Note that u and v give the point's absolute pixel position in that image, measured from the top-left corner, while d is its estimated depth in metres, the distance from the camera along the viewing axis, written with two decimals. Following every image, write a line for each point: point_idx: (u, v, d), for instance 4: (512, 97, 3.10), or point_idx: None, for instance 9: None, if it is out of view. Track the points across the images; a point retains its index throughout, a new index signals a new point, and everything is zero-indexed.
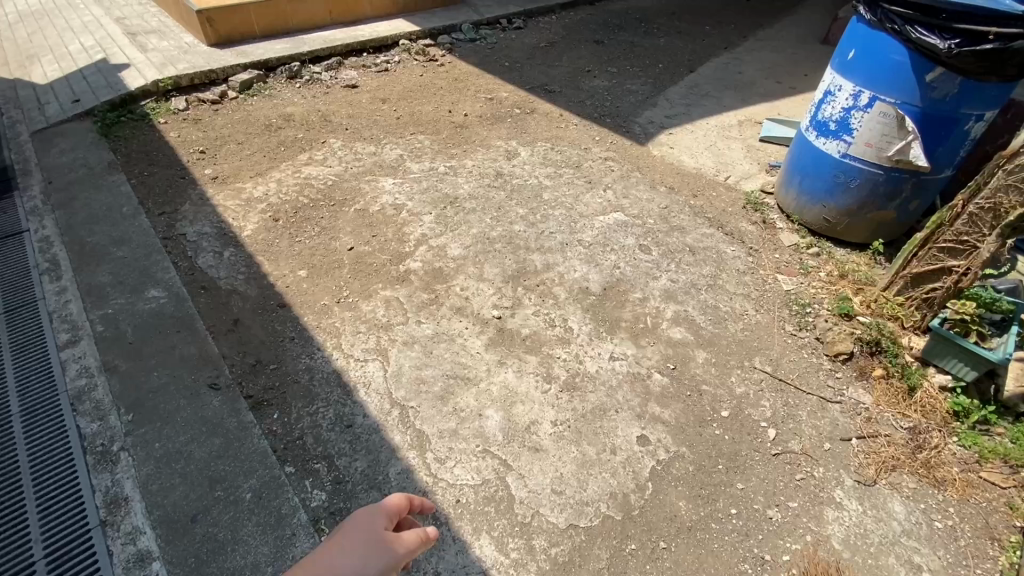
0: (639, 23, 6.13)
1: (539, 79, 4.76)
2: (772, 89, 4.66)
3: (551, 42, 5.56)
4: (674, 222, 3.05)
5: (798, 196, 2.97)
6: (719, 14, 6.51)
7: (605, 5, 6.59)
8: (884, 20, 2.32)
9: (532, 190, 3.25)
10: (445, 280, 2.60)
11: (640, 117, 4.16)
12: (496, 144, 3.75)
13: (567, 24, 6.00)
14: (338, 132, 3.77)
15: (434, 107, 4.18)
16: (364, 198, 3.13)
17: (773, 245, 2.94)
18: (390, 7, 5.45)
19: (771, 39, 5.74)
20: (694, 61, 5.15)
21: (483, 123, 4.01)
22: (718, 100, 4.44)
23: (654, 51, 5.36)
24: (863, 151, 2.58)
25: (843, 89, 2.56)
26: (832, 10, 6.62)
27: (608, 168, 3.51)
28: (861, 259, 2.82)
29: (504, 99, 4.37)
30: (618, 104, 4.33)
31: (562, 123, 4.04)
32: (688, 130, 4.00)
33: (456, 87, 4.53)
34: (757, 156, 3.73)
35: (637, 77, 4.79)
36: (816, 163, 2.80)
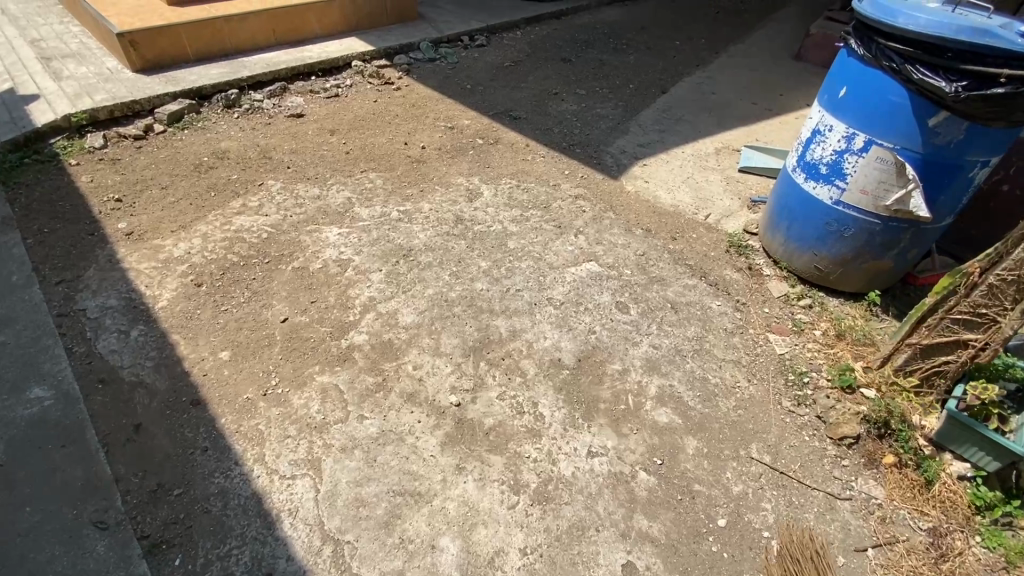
0: (607, 39, 5.88)
1: (504, 103, 4.43)
2: (747, 111, 4.45)
3: (517, 61, 5.26)
4: (652, 273, 2.77)
5: (786, 241, 2.72)
6: (688, 28, 6.33)
7: (571, 21, 6.34)
8: (881, 57, 2.07)
9: (496, 237, 2.93)
10: (394, 356, 2.23)
11: (612, 147, 3.89)
12: (456, 181, 3.41)
13: (532, 41, 5.72)
14: (279, 172, 3.37)
15: (388, 139, 3.81)
16: (304, 253, 2.75)
17: (761, 296, 2.68)
18: (341, 24, 5.07)
19: (742, 55, 5.56)
20: (666, 81, 4.92)
21: (442, 156, 3.67)
22: (693, 125, 4.19)
23: (624, 71, 5.11)
24: (858, 199, 2.34)
25: (835, 131, 2.33)
26: (800, 24, 6.52)
27: (579, 208, 3.22)
28: (857, 313, 2.58)
29: (466, 128, 4.04)
30: (588, 133, 4.05)
31: (529, 155, 3.74)
32: (662, 161, 3.74)
33: (413, 114, 4.18)
34: (737, 190, 3.48)
35: (606, 100, 4.52)
36: (804, 208, 2.57)
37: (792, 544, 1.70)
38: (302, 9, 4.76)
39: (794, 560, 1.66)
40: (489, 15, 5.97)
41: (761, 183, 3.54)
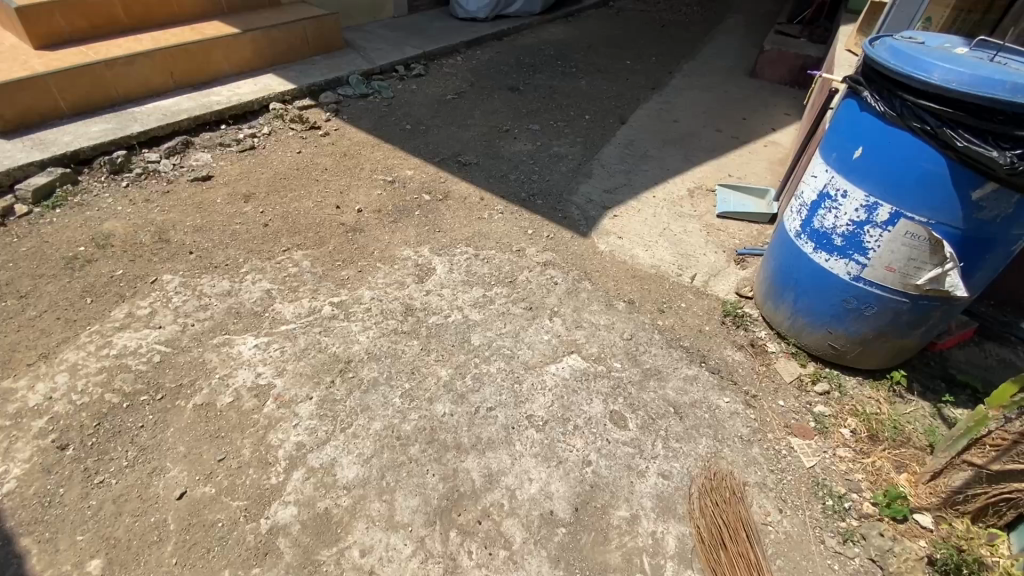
0: (555, 61, 5.49)
1: (450, 147, 3.93)
2: (713, 140, 4.13)
3: (461, 93, 4.77)
4: (646, 363, 2.33)
5: (793, 314, 2.36)
6: (637, 44, 6.02)
7: (514, 41, 5.92)
8: (910, 117, 1.72)
9: (456, 329, 2.40)
10: (336, 538, 1.68)
11: (577, 195, 3.46)
12: (401, 254, 2.85)
13: (475, 68, 5.25)
14: (178, 259, 2.72)
15: (317, 202, 3.22)
16: (211, 380, 2.15)
17: (773, 384, 2.30)
18: (254, 58, 4.42)
19: (698, 73, 5.28)
20: (623, 109, 4.55)
21: (383, 220, 3.11)
22: (660, 162, 3.82)
23: (578, 100, 4.73)
24: (883, 276, 1.98)
25: (850, 198, 1.97)
26: (747, 35, 6.35)
27: (550, 279, 2.75)
28: (881, 399, 2.25)
29: (409, 181, 3.50)
30: (548, 179, 3.62)
31: (483, 213, 3.26)
32: (634, 209, 3.34)
33: (345, 166, 3.60)
34: (720, 241, 3.11)
35: (563, 137, 4.12)
36: (815, 280, 2.20)
37: (713, 489, 1.87)
38: (205, 46, 4.08)
39: (712, 503, 1.83)
40: (425, 41, 5.45)
41: (744, 230, 3.19)
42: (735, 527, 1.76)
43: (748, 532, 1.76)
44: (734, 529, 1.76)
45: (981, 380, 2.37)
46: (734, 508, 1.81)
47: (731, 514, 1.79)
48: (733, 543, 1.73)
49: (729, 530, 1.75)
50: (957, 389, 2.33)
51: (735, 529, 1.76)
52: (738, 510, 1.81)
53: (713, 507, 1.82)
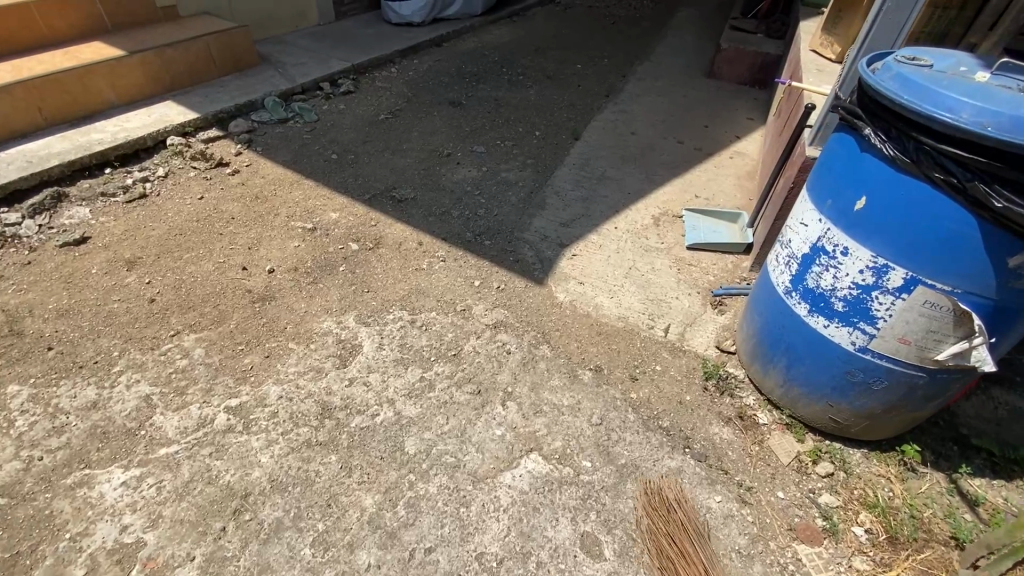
0: (501, 68, 5.04)
1: (383, 180, 3.44)
2: (675, 153, 3.77)
3: (395, 112, 4.27)
4: (621, 457, 1.93)
5: (786, 382, 2.00)
6: (587, 44, 5.62)
7: (455, 47, 5.43)
8: (932, 166, 1.37)
9: (385, 433, 1.93)
10: None
11: (529, 231, 3.04)
12: (320, 328, 2.36)
13: (412, 81, 4.75)
14: (32, 360, 2.16)
15: (219, 264, 2.69)
16: (59, 543, 1.64)
17: (770, 470, 1.94)
18: (148, 83, 3.80)
19: (654, 75, 4.92)
20: (575, 122, 4.15)
21: (299, 283, 2.60)
22: (620, 185, 3.43)
23: (526, 114, 4.29)
24: (896, 348, 1.63)
25: (853, 257, 1.61)
26: (701, 30, 6.05)
27: (501, 347, 2.31)
28: (892, 476, 1.93)
29: (333, 226, 3.00)
30: (496, 214, 3.18)
31: (422, 261, 2.80)
32: (595, 246, 2.94)
33: (256, 212, 3.06)
34: (692, 280, 2.75)
35: (511, 161, 3.69)
36: (812, 347, 1.84)
37: (657, 501, 1.80)
38: (81, 73, 3.45)
39: (656, 510, 1.77)
40: (354, 52, 4.90)
41: (717, 265, 2.84)
42: (683, 540, 1.69)
43: (691, 532, 1.72)
44: (677, 532, 1.72)
45: (996, 441, 2.06)
46: (680, 520, 1.74)
47: (672, 515, 1.76)
48: (674, 544, 1.69)
49: (671, 533, 1.71)
50: (971, 453, 2.03)
51: (683, 541, 1.69)
52: (684, 522, 1.73)
53: (657, 512, 1.77)
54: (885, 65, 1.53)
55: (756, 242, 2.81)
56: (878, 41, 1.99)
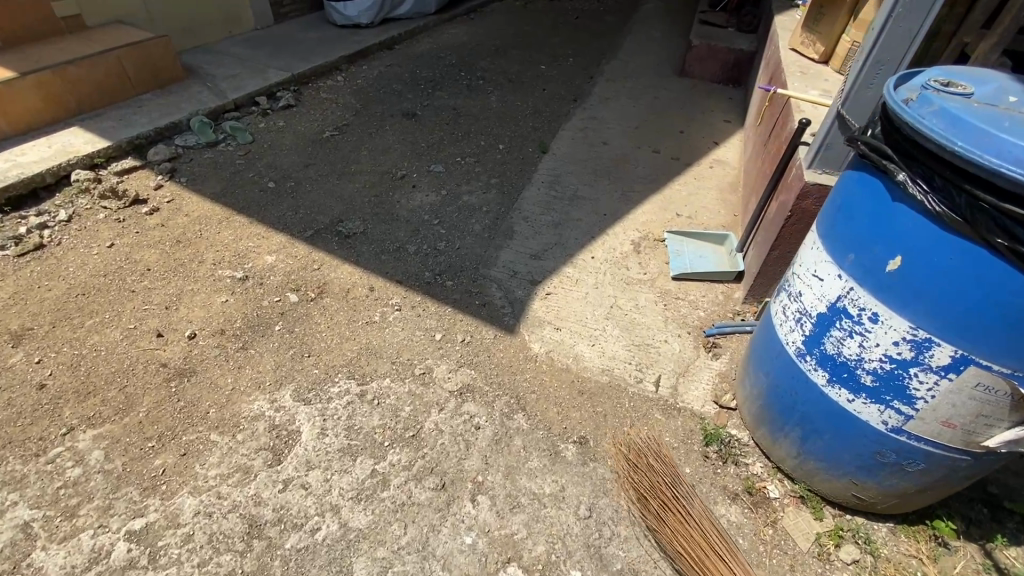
0: (458, 72, 4.65)
1: (329, 211, 3.04)
2: (651, 165, 3.48)
3: (343, 128, 3.85)
4: (615, 560, 1.63)
5: (800, 453, 1.72)
6: (550, 43, 5.27)
7: (407, 49, 5.01)
8: (993, 230, 1.08)
9: (329, 554, 1.58)
10: None
11: (496, 266, 2.70)
12: (250, 410, 1.98)
13: (361, 91, 4.33)
14: None
15: (130, 331, 2.27)
16: None
17: (787, 562, 1.66)
18: (48, 107, 3.30)
19: (623, 76, 4.61)
20: (541, 133, 3.81)
21: (225, 352, 2.20)
22: (593, 205, 3.11)
23: (488, 125, 3.93)
24: (936, 431, 1.37)
25: (884, 325, 1.33)
26: (667, 24, 5.77)
27: (468, 422, 1.95)
28: (923, 557, 1.68)
29: (270, 272, 2.60)
30: (458, 247, 2.82)
31: (374, 309, 2.42)
32: (571, 281, 2.62)
33: (178, 259, 2.63)
34: (680, 318, 2.45)
35: (472, 182, 3.33)
36: (832, 420, 1.56)
37: (632, 449, 1.85)
38: None
39: (638, 468, 1.79)
40: (295, 60, 4.44)
41: (706, 297, 2.55)
42: (659, 480, 1.74)
43: (671, 484, 1.73)
44: (658, 486, 1.73)
45: None
46: (655, 463, 1.79)
47: (653, 471, 1.77)
48: (656, 497, 1.70)
49: (652, 488, 1.72)
50: (1003, 516, 1.79)
51: (658, 481, 1.74)
52: (659, 465, 1.78)
53: (639, 471, 1.78)
54: (921, 95, 1.22)
55: (747, 270, 2.53)
56: (886, 53, 1.71)
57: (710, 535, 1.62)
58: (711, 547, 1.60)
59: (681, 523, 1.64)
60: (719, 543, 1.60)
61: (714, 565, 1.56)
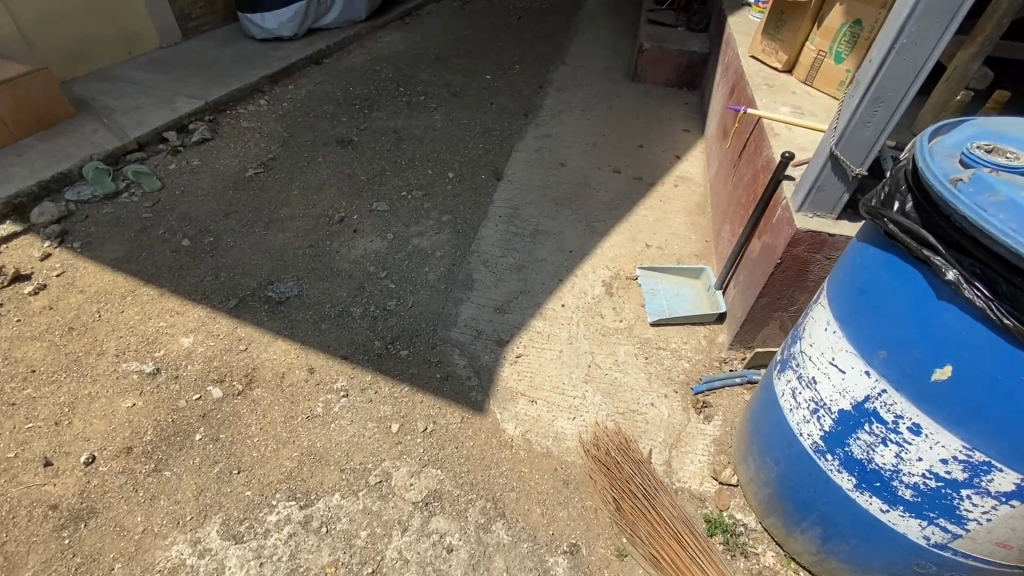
0: (396, 87, 4.25)
1: (256, 272, 2.62)
2: (614, 189, 3.23)
3: (268, 163, 3.39)
4: None
5: (820, 551, 1.52)
6: (493, 49, 4.93)
7: (337, 63, 4.55)
8: None
9: None
10: None
11: (457, 326, 2.36)
12: (167, 562, 1.61)
13: (288, 115, 3.87)
14: None
15: (9, 462, 1.84)
16: None
17: None
18: None
19: (573, 84, 4.34)
20: (493, 156, 3.50)
21: (133, 479, 1.80)
22: (557, 241, 2.83)
23: (435, 149, 3.57)
24: (987, 550, 1.18)
25: (930, 440, 1.11)
26: (613, 21, 5.52)
27: (438, 545, 1.66)
28: None
29: (188, 361, 2.19)
30: (412, 304, 2.46)
31: (317, 398, 2.07)
32: (543, 337, 2.33)
33: (72, 353, 2.19)
34: (664, 373, 2.22)
35: (422, 221, 2.97)
36: (861, 527, 1.35)
37: (601, 449, 1.88)
38: None
39: (606, 467, 1.83)
40: (208, 85, 3.91)
41: (689, 345, 2.32)
42: (628, 481, 1.77)
43: (637, 481, 1.76)
44: (625, 484, 1.77)
45: None
46: (624, 463, 1.82)
47: (618, 467, 1.81)
48: (625, 496, 1.75)
49: (620, 486, 1.77)
50: None
51: (628, 482, 1.77)
52: (627, 464, 1.81)
53: (607, 470, 1.82)
54: (975, 175, 0.99)
55: (730, 313, 2.32)
56: (887, 87, 1.49)
57: (683, 536, 1.64)
58: (684, 547, 1.63)
59: (653, 527, 1.68)
60: (690, 543, 1.63)
61: (687, 566, 1.60)
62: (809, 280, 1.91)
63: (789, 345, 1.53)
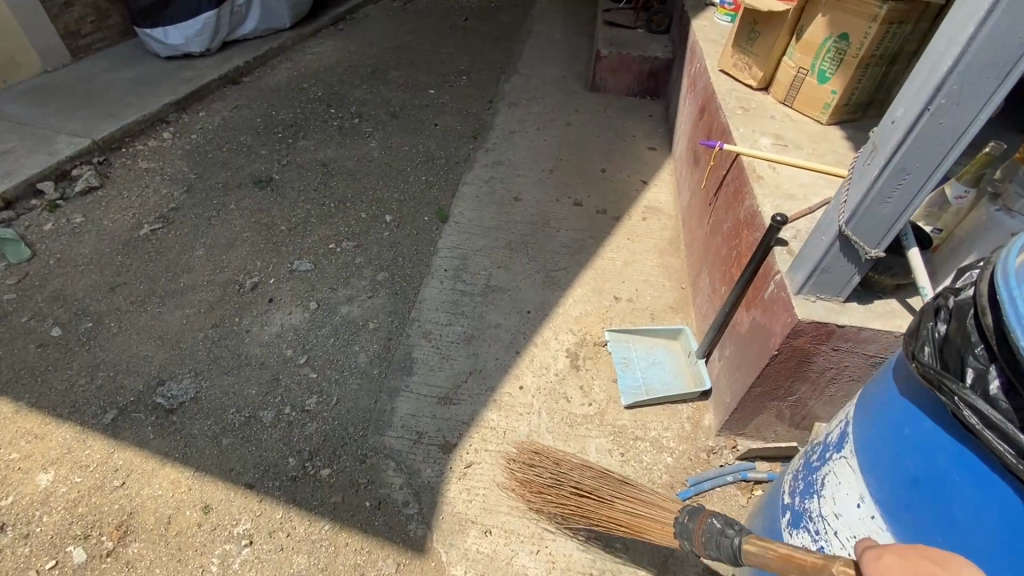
0: (326, 109, 3.74)
1: (144, 366, 2.13)
2: (575, 227, 2.84)
3: (170, 214, 2.84)
4: None
5: None
6: (437, 57, 4.44)
7: (259, 81, 3.99)
8: None
9: None
10: None
11: (391, 432, 1.93)
12: None
13: (197, 148, 3.33)
14: None
15: None
16: None
17: None
18: None
19: (527, 97, 3.91)
20: (437, 191, 3.06)
21: None
22: (513, 299, 2.43)
23: (369, 186, 3.09)
24: None
25: None
26: (569, 22, 5.09)
27: None
28: None
29: (44, 510, 1.71)
30: (336, 402, 2.02)
31: (214, 549, 1.64)
32: (498, 435, 1.93)
33: None
34: (643, 474, 1.86)
35: (352, 281, 2.51)
36: None
37: (520, 477, 1.71)
38: None
39: (519, 476, 1.72)
40: (97, 117, 3.31)
41: (670, 432, 1.96)
42: (545, 487, 1.65)
43: (543, 472, 1.66)
44: (539, 483, 1.66)
45: None
46: (533, 475, 1.68)
47: (527, 475, 1.69)
48: (544, 496, 1.65)
49: (535, 486, 1.67)
50: None
51: (548, 486, 1.64)
52: (534, 472, 1.68)
53: (520, 480, 1.71)
54: None
55: (718, 390, 1.97)
56: (914, 156, 1.13)
57: (611, 498, 1.56)
58: (613, 503, 1.55)
59: (589, 505, 1.57)
60: (616, 498, 1.55)
61: (623, 516, 1.53)
62: (811, 372, 1.57)
63: (801, 493, 1.17)
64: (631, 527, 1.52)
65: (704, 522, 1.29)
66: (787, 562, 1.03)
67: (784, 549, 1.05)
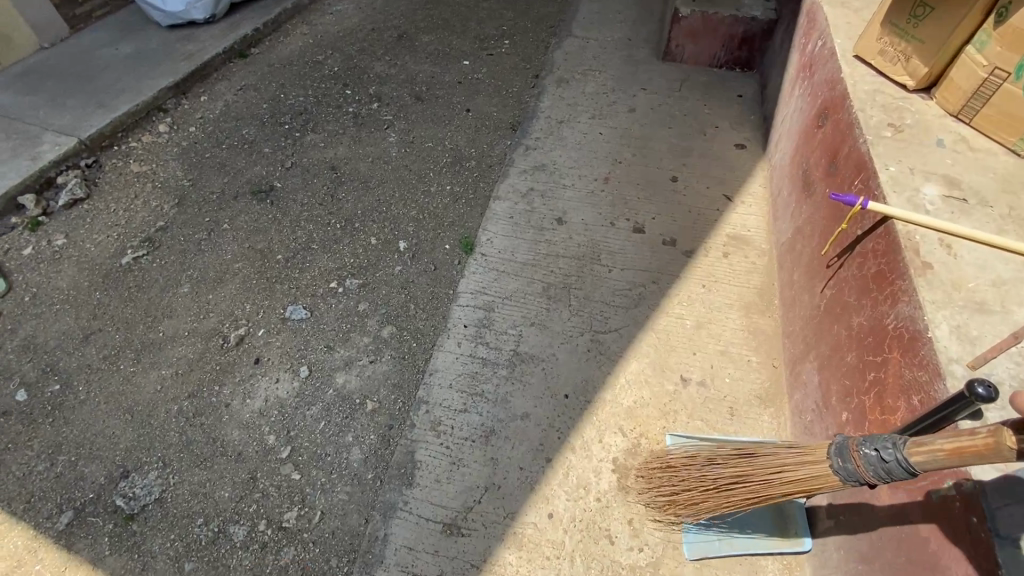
0: (341, 89, 3.16)
1: (109, 450, 1.80)
2: (633, 264, 2.23)
3: (157, 235, 2.44)
4: None
5: None
6: (476, 16, 3.69)
7: (268, 53, 3.43)
8: None
9: None
10: None
11: (381, 573, 1.55)
12: None
13: (195, 143, 2.87)
14: None
15: None
16: None
17: None
18: None
19: (583, 71, 3.16)
20: (463, 208, 2.49)
21: None
22: (548, 375, 1.90)
23: (383, 199, 2.56)
24: None
25: None
26: None
27: None
28: None
29: None
30: (319, 519, 1.65)
31: None
32: None
33: None
34: None
35: (352, 338, 2.06)
36: None
37: (665, 503, 1.46)
38: None
39: (661, 497, 1.47)
40: (88, 108, 2.90)
41: None
42: (686, 499, 1.41)
43: (674, 481, 1.43)
44: (675, 497, 1.43)
45: None
46: (671, 493, 1.44)
47: (668, 495, 1.45)
48: (691, 507, 1.40)
49: (679, 502, 1.42)
50: None
51: (687, 497, 1.40)
52: (672, 490, 1.44)
53: (661, 498, 1.47)
54: None
55: (830, 554, 1.44)
56: None
57: (758, 480, 1.28)
58: (761, 482, 1.27)
59: (740, 492, 1.31)
60: (760, 478, 1.27)
61: (785, 487, 1.24)
62: None
63: None
64: (798, 492, 1.22)
65: (861, 461, 1.07)
66: (963, 456, 0.91)
67: (951, 443, 0.92)
